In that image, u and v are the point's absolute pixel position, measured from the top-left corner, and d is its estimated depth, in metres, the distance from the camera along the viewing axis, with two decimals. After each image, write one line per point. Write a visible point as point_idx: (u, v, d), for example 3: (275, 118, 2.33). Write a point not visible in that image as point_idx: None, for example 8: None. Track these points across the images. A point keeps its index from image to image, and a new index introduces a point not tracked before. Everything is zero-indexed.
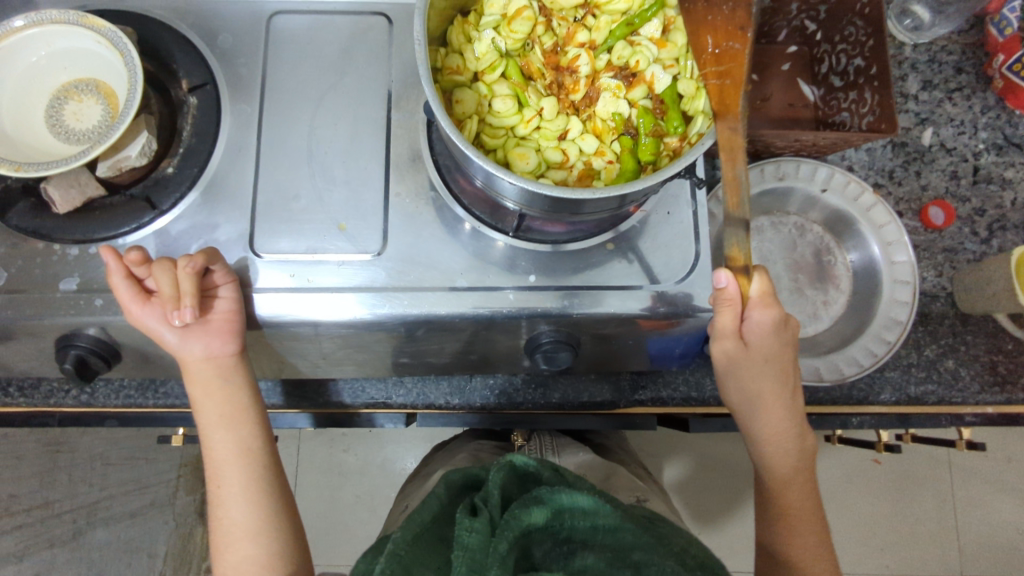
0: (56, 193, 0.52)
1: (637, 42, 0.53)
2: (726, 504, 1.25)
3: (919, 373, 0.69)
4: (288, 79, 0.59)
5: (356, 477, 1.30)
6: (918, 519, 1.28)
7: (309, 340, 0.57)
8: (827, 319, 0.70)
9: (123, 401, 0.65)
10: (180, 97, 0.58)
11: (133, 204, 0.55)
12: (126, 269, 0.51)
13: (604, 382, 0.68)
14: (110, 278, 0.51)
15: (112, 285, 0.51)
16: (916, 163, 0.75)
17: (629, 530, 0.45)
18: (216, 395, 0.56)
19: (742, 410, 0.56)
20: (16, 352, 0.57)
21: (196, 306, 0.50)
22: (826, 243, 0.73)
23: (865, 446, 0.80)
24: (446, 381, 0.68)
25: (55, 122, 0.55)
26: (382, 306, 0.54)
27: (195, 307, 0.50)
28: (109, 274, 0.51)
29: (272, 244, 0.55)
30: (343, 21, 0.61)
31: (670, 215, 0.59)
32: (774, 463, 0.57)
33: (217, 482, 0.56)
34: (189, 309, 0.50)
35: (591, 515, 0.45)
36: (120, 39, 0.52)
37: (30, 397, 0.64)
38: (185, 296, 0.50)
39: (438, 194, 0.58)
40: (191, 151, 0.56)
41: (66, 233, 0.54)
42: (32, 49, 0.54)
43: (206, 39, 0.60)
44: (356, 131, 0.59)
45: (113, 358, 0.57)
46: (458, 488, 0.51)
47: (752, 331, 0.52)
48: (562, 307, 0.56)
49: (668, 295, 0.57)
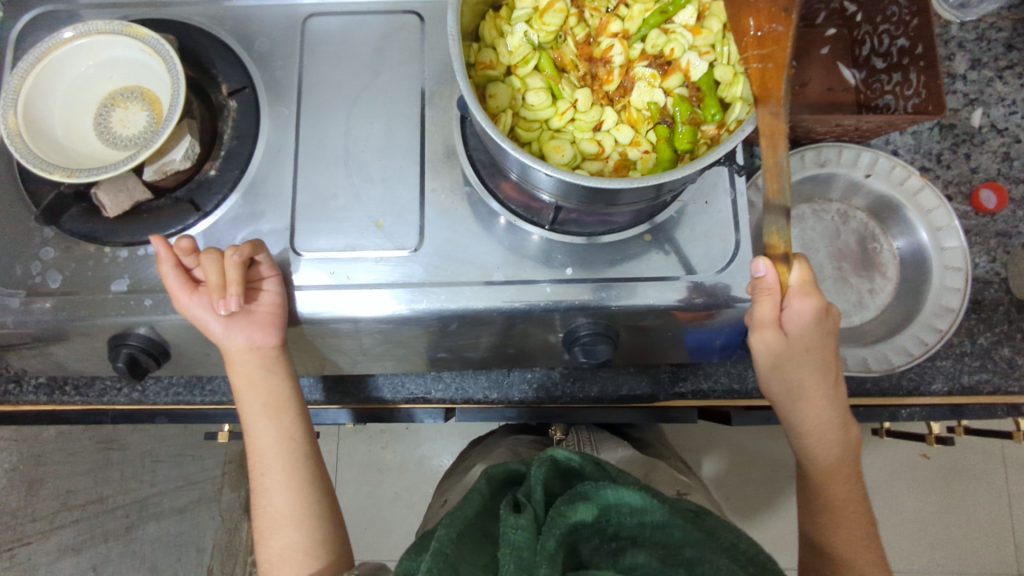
0: (106, 198, 0.54)
1: (671, 30, 0.52)
2: (771, 499, 1.23)
3: (973, 362, 0.66)
4: (324, 80, 0.60)
5: (395, 473, 1.31)
6: (972, 515, 1.24)
7: (350, 336, 0.58)
8: (872, 308, 0.68)
9: (172, 399, 0.67)
10: (220, 101, 0.59)
11: (178, 206, 0.56)
12: (175, 258, 0.53)
13: (643, 375, 0.68)
14: (161, 267, 0.53)
15: (162, 275, 0.53)
16: (965, 145, 0.73)
17: (678, 527, 0.45)
18: (259, 386, 0.57)
19: (783, 402, 0.55)
20: (72, 352, 0.59)
21: (240, 294, 0.51)
22: (870, 230, 0.70)
23: (916, 438, 0.78)
24: (485, 375, 0.69)
25: (102, 129, 0.56)
26: (420, 302, 0.55)
27: (240, 296, 0.51)
28: (159, 263, 0.53)
29: (312, 241, 0.56)
30: (376, 20, 0.62)
31: (708, 205, 0.58)
32: (818, 455, 0.55)
33: (260, 471, 0.58)
34: (233, 298, 0.51)
35: (639, 512, 0.45)
36: (162, 45, 0.54)
37: (85, 395, 0.66)
38: (231, 284, 0.51)
39: (474, 190, 0.58)
40: (232, 154, 0.58)
41: (116, 236, 0.56)
42: (82, 60, 0.56)
43: (244, 44, 0.61)
44: (391, 129, 0.59)
45: (163, 356, 0.58)
46: (499, 483, 0.51)
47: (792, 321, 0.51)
48: (599, 299, 0.56)
49: (707, 286, 0.56)
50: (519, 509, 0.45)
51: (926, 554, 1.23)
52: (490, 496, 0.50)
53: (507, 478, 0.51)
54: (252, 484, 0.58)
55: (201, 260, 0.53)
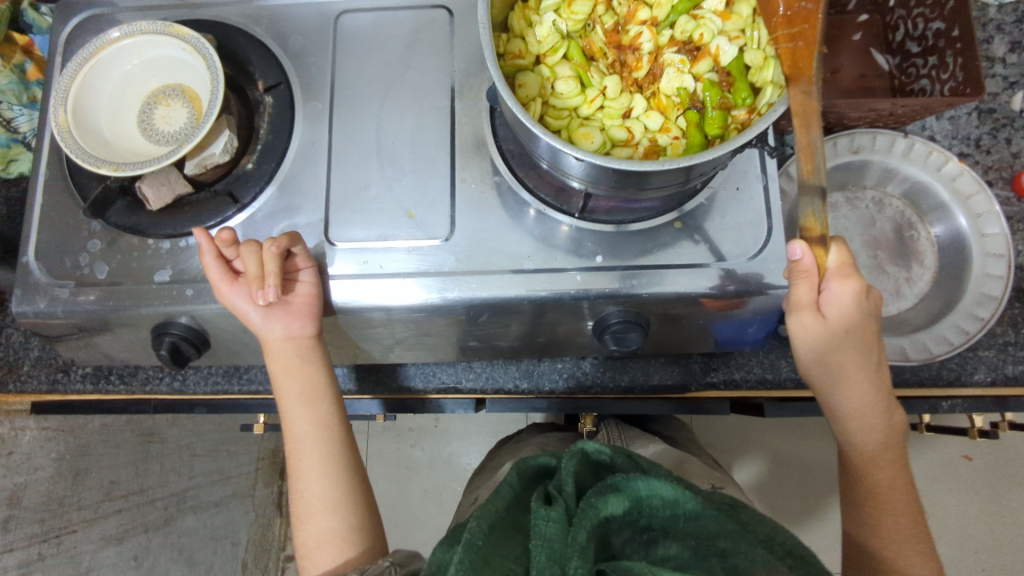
0: (149, 191, 0.56)
1: (700, 16, 0.52)
2: (809, 502, 1.20)
3: (1017, 352, 0.64)
4: (356, 75, 0.62)
5: (424, 471, 1.32)
6: (1017, 519, 1.20)
7: (382, 326, 0.59)
8: (911, 296, 0.66)
9: (211, 387, 0.69)
10: (257, 97, 0.61)
11: (217, 199, 0.58)
12: (216, 249, 0.54)
13: (674, 365, 0.67)
14: (202, 258, 0.54)
15: (204, 265, 0.55)
16: (1006, 130, 0.71)
17: (711, 518, 0.45)
18: (296, 374, 0.58)
19: (823, 386, 0.54)
20: (117, 341, 0.61)
21: (277, 285, 0.52)
22: (907, 218, 0.69)
23: (957, 434, 0.75)
24: (515, 365, 0.69)
25: (146, 126, 0.59)
26: (450, 290, 0.55)
27: (277, 286, 0.53)
28: (201, 254, 0.54)
29: (346, 233, 0.57)
30: (406, 16, 0.63)
31: (740, 190, 0.58)
32: (860, 440, 0.55)
33: (296, 457, 0.59)
34: (272, 289, 0.53)
35: (670, 505, 0.45)
36: (202, 44, 0.55)
37: (129, 383, 0.68)
38: (268, 276, 0.53)
39: (503, 179, 0.59)
40: (268, 148, 0.59)
41: (159, 229, 0.58)
42: (126, 60, 0.58)
43: (279, 42, 0.63)
44: (422, 121, 0.60)
45: (203, 345, 0.60)
46: (529, 476, 0.51)
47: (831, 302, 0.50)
48: (630, 287, 0.55)
49: (739, 274, 0.55)
50: (551, 501, 0.46)
51: (970, 559, 1.20)
52: (521, 489, 0.50)
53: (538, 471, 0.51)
54: (289, 469, 0.60)
55: (241, 251, 0.54)
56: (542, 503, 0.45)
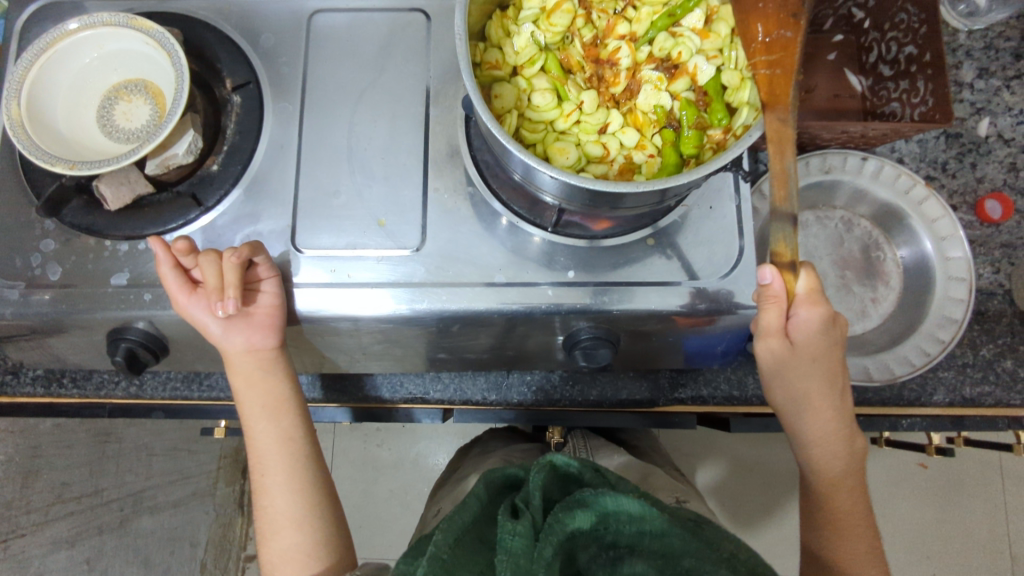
0: (107, 190, 0.54)
1: (679, 33, 0.52)
2: (766, 508, 1.22)
3: (975, 373, 0.66)
4: (329, 77, 0.60)
5: (390, 471, 1.31)
6: (968, 526, 1.24)
7: (349, 335, 0.58)
8: (875, 317, 0.67)
9: (170, 393, 0.67)
10: (224, 95, 0.59)
11: (180, 200, 0.56)
12: (174, 259, 0.53)
13: (643, 380, 0.67)
14: (159, 268, 0.53)
15: (161, 276, 0.53)
16: (971, 155, 0.72)
17: (677, 536, 0.45)
18: (258, 387, 0.57)
19: (788, 411, 0.55)
20: (70, 344, 0.59)
21: (238, 297, 0.51)
22: (875, 238, 0.70)
23: (914, 449, 0.77)
24: (484, 376, 0.68)
25: (106, 122, 0.56)
26: (420, 301, 0.54)
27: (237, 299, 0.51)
28: (158, 264, 0.53)
29: (313, 240, 0.56)
30: (382, 18, 0.61)
31: (712, 210, 0.58)
32: (821, 464, 0.55)
33: (261, 473, 0.57)
34: (232, 302, 0.51)
35: (637, 520, 0.44)
36: (167, 39, 0.53)
37: (83, 388, 0.66)
38: (229, 287, 0.51)
39: (476, 189, 0.58)
40: (235, 149, 0.57)
41: (117, 230, 0.55)
42: (85, 53, 0.55)
43: (249, 39, 0.61)
44: (395, 127, 0.59)
45: (161, 351, 0.58)
46: (497, 488, 0.50)
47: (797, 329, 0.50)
48: (602, 303, 0.55)
49: (710, 292, 0.56)
50: (517, 515, 0.45)
51: (922, 565, 1.23)
52: (488, 502, 0.49)
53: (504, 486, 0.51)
54: (253, 485, 0.58)
55: (200, 260, 0.52)
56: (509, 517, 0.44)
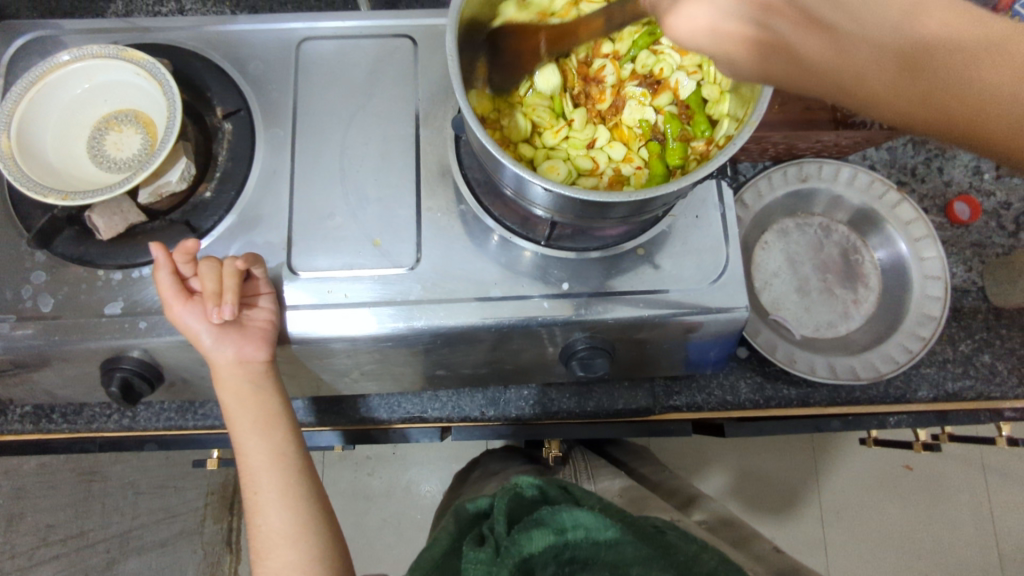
0: (100, 221, 0.53)
1: (660, 51, 0.55)
2: (766, 510, 1.25)
3: (956, 368, 0.69)
4: (318, 103, 0.61)
5: (382, 500, 1.29)
6: (955, 524, 1.26)
7: (345, 356, 0.58)
8: (858, 317, 0.70)
9: (164, 424, 0.65)
10: (214, 123, 0.60)
11: (173, 227, 0.56)
12: (172, 265, 0.53)
13: (638, 389, 0.68)
14: (156, 273, 0.52)
15: (156, 282, 0.52)
16: (938, 160, 0.76)
17: (628, 544, 0.48)
18: (248, 401, 0.55)
19: (922, 56, 0.36)
20: (61, 377, 0.58)
21: (235, 302, 0.51)
22: (853, 243, 0.72)
23: (902, 447, 0.80)
24: (481, 393, 0.69)
25: (96, 153, 0.56)
26: (416, 319, 0.55)
27: (235, 304, 0.51)
28: (156, 268, 0.52)
29: (309, 262, 0.56)
30: (369, 43, 0.63)
31: (699, 219, 0.60)
32: (964, 90, 0.36)
33: (253, 491, 0.55)
34: (228, 307, 0.51)
35: (591, 531, 0.48)
36: (159, 69, 0.54)
37: (73, 422, 0.64)
38: (228, 293, 0.51)
39: (468, 208, 0.59)
40: (227, 176, 0.58)
41: (110, 259, 0.55)
42: (76, 84, 0.56)
43: (238, 68, 0.62)
44: (387, 148, 0.60)
45: (156, 380, 0.57)
46: (469, 521, 0.53)
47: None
48: (597, 313, 0.56)
49: (700, 298, 0.57)
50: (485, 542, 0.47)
51: (914, 565, 1.24)
52: (460, 535, 0.51)
53: (475, 518, 0.53)
54: (244, 505, 0.56)
55: (200, 268, 0.53)
56: (474, 544, 0.47)
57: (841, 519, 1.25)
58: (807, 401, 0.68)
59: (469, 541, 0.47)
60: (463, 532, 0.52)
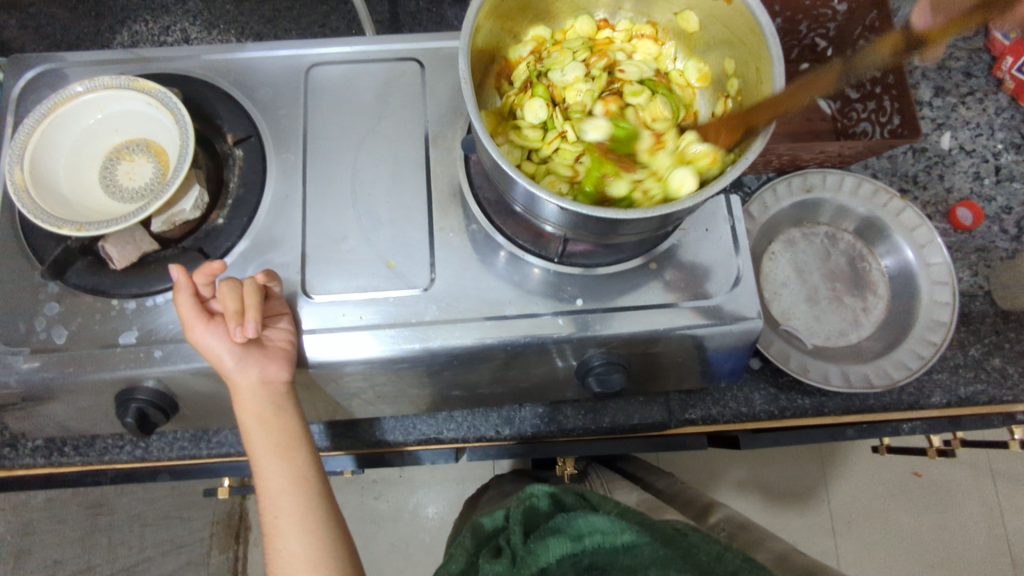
0: (114, 250, 0.54)
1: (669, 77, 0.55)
2: (775, 517, 1.24)
3: (967, 373, 0.69)
4: (328, 127, 0.61)
5: (390, 523, 1.28)
6: (967, 530, 1.26)
7: (361, 379, 0.57)
8: (868, 325, 0.70)
9: (178, 454, 0.65)
10: (225, 150, 0.60)
11: (186, 255, 0.56)
12: (194, 286, 0.52)
13: (653, 404, 0.68)
14: (177, 295, 0.52)
15: (177, 304, 0.52)
16: (938, 166, 0.77)
17: (645, 544, 0.49)
18: (268, 423, 0.54)
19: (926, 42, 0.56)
20: (74, 409, 0.57)
21: (259, 320, 0.50)
22: (859, 251, 0.73)
23: (915, 453, 0.79)
24: (496, 412, 0.68)
25: (108, 182, 0.56)
26: (432, 339, 0.55)
27: (258, 321, 0.50)
28: (176, 291, 0.52)
29: (323, 285, 0.56)
30: (377, 67, 0.63)
31: (709, 232, 0.60)
32: None
33: (273, 515, 0.54)
34: (252, 323, 0.50)
35: (607, 534, 0.49)
36: (170, 99, 0.55)
37: (85, 454, 0.63)
38: (251, 311, 0.51)
39: (479, 227, 0.59)
40: (239, 202, 0.58)
41: (123, 288, 0.55)
42: (87, 115, 0.56)
43: (247, 95, 0.62)
44: (397, 170, 0.60)
45: (171, 409, 0.57)
46: (486, 535, 0.55)
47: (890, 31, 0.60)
48: (612, 328, 0.56)
49: (714, 311, 0.57)
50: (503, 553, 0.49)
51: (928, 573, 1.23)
52: (478, 550, 0.53)
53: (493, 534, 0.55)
54: (262, 530, 0.55)
55: (221, 289, 0.53)
56: (491, 556, 0.49)
57: (853, 527, 1.25)
58: (821, 410, 0.67)
59: (487, 555, 0.49)
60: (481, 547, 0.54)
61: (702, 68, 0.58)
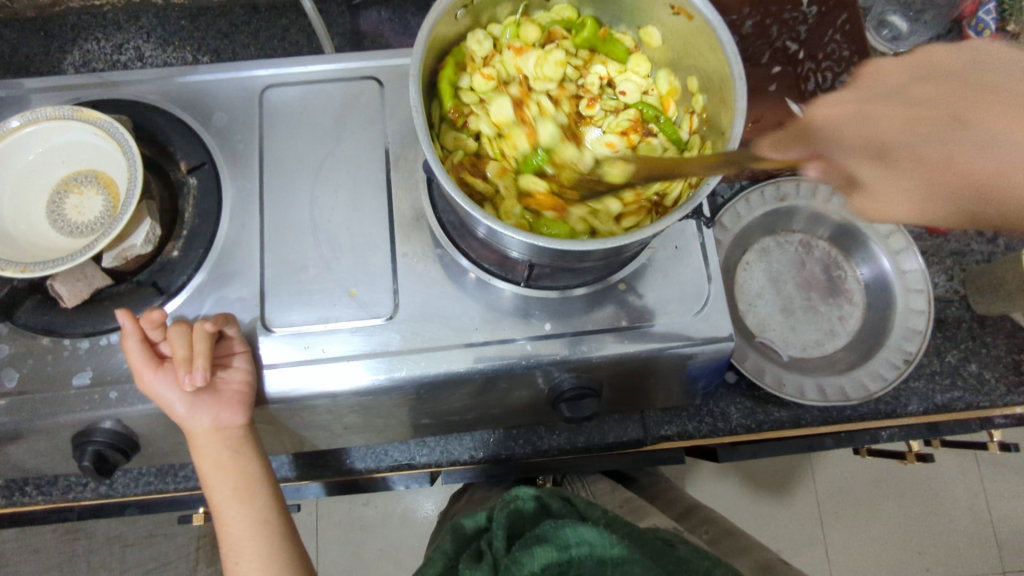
0: (63, 288, 0.52)
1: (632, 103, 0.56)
2: (762, 504, 1.23)
3: (944, 380, 0.68)
4: (284, 150, 0.60)
5: (378, 529, 1.27)
6: (953, 516, 1.27)
7: (327, 412, 0.56)
8: (844, 335, 0.69)
9: (144, 488, 0.64)
10: (179, 178, 0.58)
11: (141, 290, 0.54)
12: (141, 332, 0.51)
13: (629, 422, 0.67)
14: (124, 343, 0.51)
15: (125, 351, 0.51)
16: None
17: (635, 562, 0.46)
18: (226, 468, 0.54)
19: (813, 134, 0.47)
20: (31, 452, 0.56)
21: (207, 367, 0.49)
22: (834, 258, 0.72)
23: (895, 456, 0.79)
24: (469, 435, 0.68)
25: (56, 217, 0.55)
26: (398, 370, 0.53)
27: (206, 368, 0.49)
28: (124, 338, 0.51)
29: (284, 317, 0.55)
30: (335, 88, 0.61)
31: (678, 249, 0.59)
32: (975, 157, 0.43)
33: (234, 561, 0.53)
34: (199, 372, 0.49)
35: (596, 548, 0.46)
36: (117, 129, 0.52)
37: (48, 493, 0.63)
38: (199, 357, 0.50)
39: (444, 251, 0.58)
40: (195, 234, 0.56)
41: (76, 327, 0.53)
42: (30, 149, 0.54)
43: (201, 119, 0.60)
44: (358, 194, 0.59)
45: (132, 449, 0.55)
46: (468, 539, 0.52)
47: (820, 130, 0.47)
48: (582, 352, 0.55)
49: (685, 332, 0.56)
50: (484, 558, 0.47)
51: (914, 561, 1.24)
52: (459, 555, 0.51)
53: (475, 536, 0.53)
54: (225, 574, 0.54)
55: (170, 333, 0.51)
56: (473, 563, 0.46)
57: (839, 518, 1.24)
58: (799, 422, 0.67)
59: (468, 561, 0.47)
60: (462, 551, 0.51)
61: (672, 81, 0.56)
